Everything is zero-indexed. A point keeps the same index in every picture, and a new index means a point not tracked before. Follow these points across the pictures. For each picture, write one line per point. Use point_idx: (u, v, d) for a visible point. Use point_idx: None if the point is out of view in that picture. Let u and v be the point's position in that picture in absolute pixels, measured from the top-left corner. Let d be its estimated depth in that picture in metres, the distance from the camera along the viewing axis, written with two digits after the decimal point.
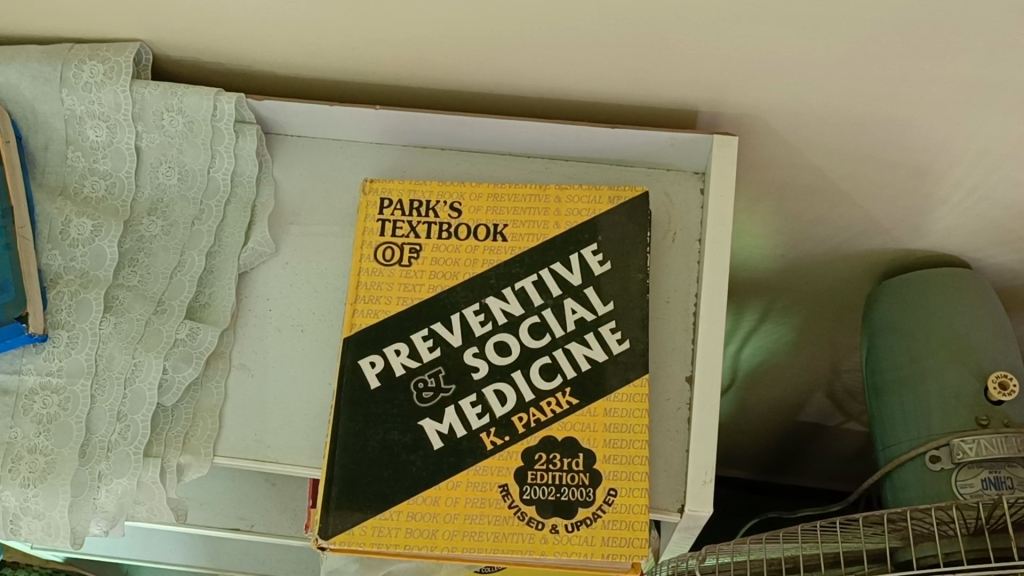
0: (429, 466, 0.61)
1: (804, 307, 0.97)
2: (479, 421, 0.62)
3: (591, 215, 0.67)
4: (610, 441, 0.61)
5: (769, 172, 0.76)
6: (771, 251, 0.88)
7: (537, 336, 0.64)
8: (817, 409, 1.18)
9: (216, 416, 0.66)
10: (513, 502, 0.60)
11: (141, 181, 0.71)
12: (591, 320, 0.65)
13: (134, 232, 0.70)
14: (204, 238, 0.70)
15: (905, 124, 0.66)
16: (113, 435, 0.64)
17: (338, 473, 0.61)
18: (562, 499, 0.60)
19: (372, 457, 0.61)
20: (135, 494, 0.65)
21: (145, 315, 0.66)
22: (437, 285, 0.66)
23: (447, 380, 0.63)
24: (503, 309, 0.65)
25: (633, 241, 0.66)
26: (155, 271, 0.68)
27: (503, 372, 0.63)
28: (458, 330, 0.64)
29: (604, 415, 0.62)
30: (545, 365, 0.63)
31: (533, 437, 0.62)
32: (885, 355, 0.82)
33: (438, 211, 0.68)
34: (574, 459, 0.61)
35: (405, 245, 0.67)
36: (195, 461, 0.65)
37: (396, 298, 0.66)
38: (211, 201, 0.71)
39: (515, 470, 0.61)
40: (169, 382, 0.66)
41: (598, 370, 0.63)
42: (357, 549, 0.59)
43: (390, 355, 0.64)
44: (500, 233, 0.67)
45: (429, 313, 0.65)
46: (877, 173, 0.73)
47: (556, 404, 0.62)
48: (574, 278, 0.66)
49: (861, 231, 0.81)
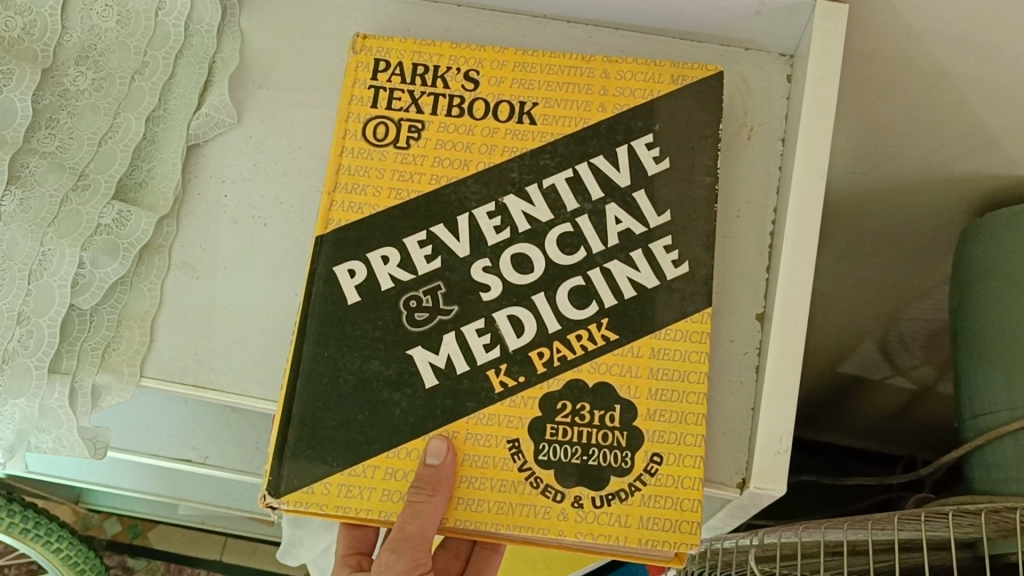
0: (416, 411, 0.47)
1: (874, 242, 0.81)
2: (487, 355, 0.47)
3: (647, 98, 0.51)
4: (656, 392, 0.47)
5: (866, 69, 0.59)
6: (846, 170, 0.72)
7: (569, 251, 0.49)
8: (863, 360, 1.04)
9: (146, 326, 0.51)
10: (526, 464, 0.46)
11: (69, 22, 0.55)
12: (640, 235, 0.49)
13: (56, 85, 0.54)
14: (146, 98, 0.54)
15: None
16: (9, 342, 0.49)
17: (298, 414, 0.47)
18: (590, 464, 0.46)
19: (343, 395, 0.47)
20: (37, 422, 0.50)
21: (60, 192, 0.51)
22: (441, 175, 0.50)
23: (447, 300, 0.48)
24: (526, 212, 0.50)
25: (699, 134, 0.51)
26: (79, 135, 0.53)
27: (519, 295, 0.48)
28: (465, 237, 0.49)
29: (650, 357, 0.47)
30: (577, 289, 0.48)
31: (556, 380, 0.47)
32: (981, 306, 0.67)
33: (447, 81, 0.52)
34: (608, 413, 0.47)
35: (403, 121, 0.51)
36: (117, 383, 0.50)
37: (387, 190, 0.50)
38: (157, 52, 0.55)
39: (530, 423, 0.46)
40: (86, 280, 0.51)
41: (645, 299, 0.48)
42: (315, 512, 0.45)
43: (376, 263, 0.49)
44: (527, 114, 0.51)
45: (430, 213, 0.50)
46: (1009, 81, 0.57)
47: (589, 340, 0.48)
48: (621, 177, 0.50)
49: (968, 149, 0.65)
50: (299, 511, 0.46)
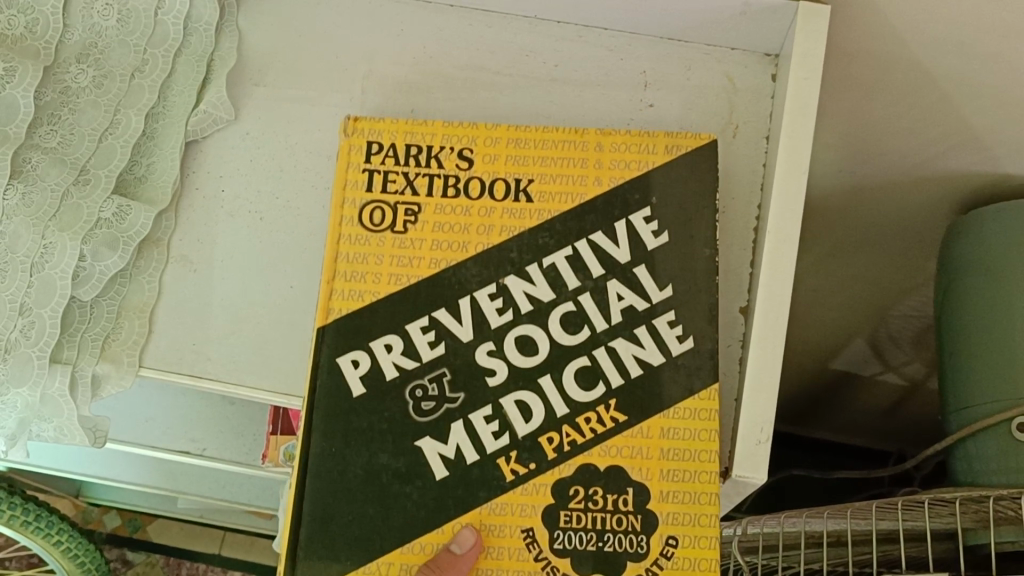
0: (427, 503, 0.45)
1: (862, 239, 0.83)
2: (496, 443, 0.46)
3: (642, 170, 0.49)
4: (668, 473, 0.45)
5: (851, 68, 0.60)
6: (834, 168, 0.73)
7: (573, 330, 0.47)
8: (854, 356, 1.05)
9: (145, 317, 0.52)
10: (541, 554, 0.44)
11: (70, 20, 0.56)
12: (644, 311, 0.47)
13: (57, 82, 0.55)
14: (146, 95, 0.55)
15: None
16: (12, 333, 0.51)
17: (308, 512, 0.45)
18: (606, 551, 0.45)
19: (352, 491, 0.45)
20: (39, 410, 0.51)
21: (62, 186, 0.52)
22: (441, 259, 0.48)
23: (453, 387, 0.46)
24: (528, 293, 0.48)
25: (696, 205, 0.48)
26: (80, 131, 0.54)
27: (526, 377, 0.46)
28: (469, 320, 0.47)
29: (661, 438, 0.46)
30: (583, 369, 0.47)
31: (567, 466, 0.45)
32: (965, 302, 0.68)
33: (441, 160, 0.49)
34: (621, 496, 0.45)
35: (399, 204, 0.49)
36: (115, 371, 0.51)
37: (386, 275, 0.48)
38: (157, 50, 0.56)
39: (544, 510, 0.45)
40: (87, 272, 0.52)
41: (651, 378, 0.46)
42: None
43: (379, 352, 0.47)
44: (523, 191, 0.49)
45: (432, 299, 0.47)
46: (990, 81, 0.58)
47: (598, 423, 0.46)
48: (622, 254, 0.48)
49: (953, 148, 0.66)
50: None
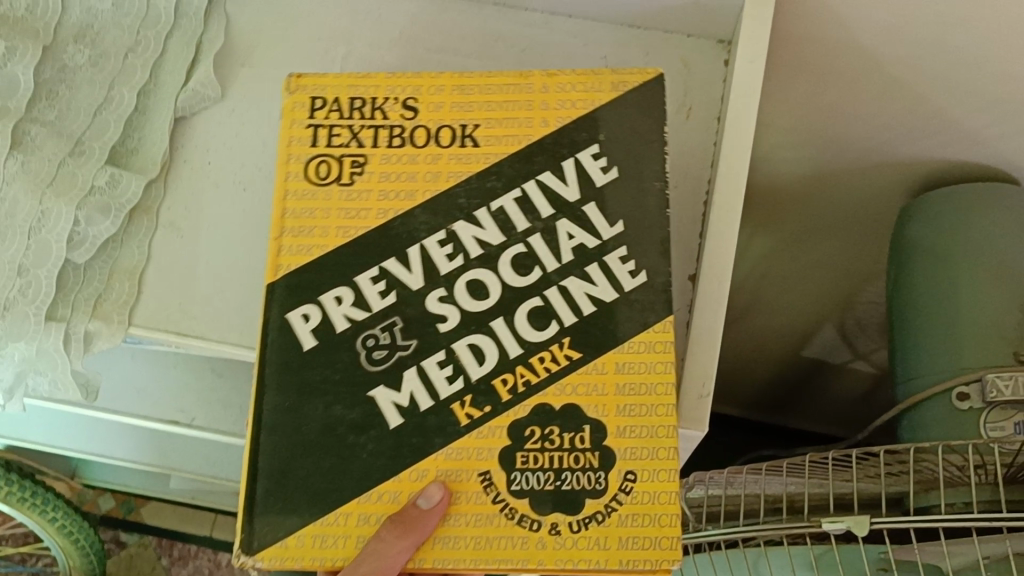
0: (385, 451, 0.46)
1: (825, 225, 0.87)
2: (450, 389, 0.47)
3: (589, 109, 0.51)
4: (624, 409, 0.47)
5: (802, 58, 0.65)
6: (793, 155, 0.77)
7: (524, 272, 0.48)
8: (824, 344, 1.09)
9: (135, 279, 0.56)
10: (500, 495, 0.46)
11: (68, 2, 0.60)
12: (594, 248, 0.49)
13: (56, 61, 0.59)
14: (138, 73, 0.59)
15: (985, 15, 0.55)
16: (11, 292, 0.54)
17: (264, 467, 0.46)
18: (564, 490, 0.46)
19: (309, 443, 0.46)
20: (35, 364, 0.55)
21: (58, 156, 0.56)
22: (388, 209, 0.49)
23: (405, 335, 0.47)
24: (477, 237, 0.49)
25: (644, 140, 0.50)
26: (76, 106, 0.58)
27: (478, 322, 0.48)
28: (418, 268, 0.48)
29: (616, 374, 0.47)
30: (536, 309, 0.48)
31: (523, 407, 0.47)
32: (914, 280, 0.72)
33: (386, 112, 0.51)
34: (578, 434, 0.46)
35: (345, 157, 0.50)
36: (107, 329, 0.55)
37: (335, 229, 0.49)
38: (149, 31, 0.60)
39: (500, 453, 0.46)
40: (81, 236, 0.55)
41: (605, 313, 0.48)
42: (292, 565, 0.46)
43: (330, 304, 0.48)
44: (469, 136, 0.50)
45: (382, 248, 0.49)
46: (930, 71, 0.63)
47: (551, 362, 0.47)
48: (570, 192, 0.49)
49: (901, 134, 0.71)
50: (275, 565, 0.46)
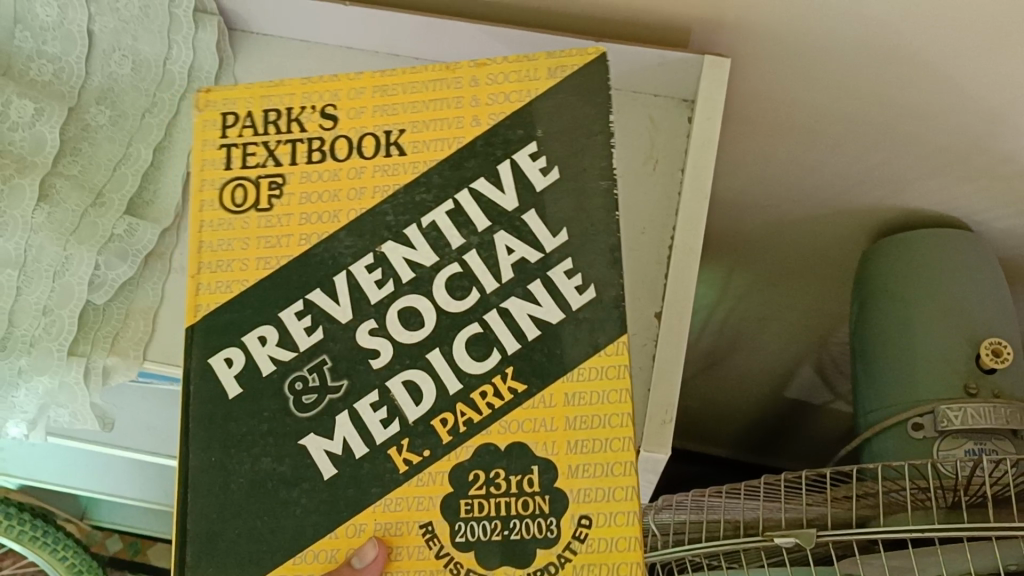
0: (318, 506, 0.41)
1: (796, 268, 0.92)
2: (386, 433, 0.41)
3: (524, 101, 0.44)
4: (576, 445, 0.41)
5: (761, 109, 0.72)
6: (761, 202, 0.83)
7: (460, 295, 0.42)
8: (804, 385, 1.13)
9: (149, 318, 0.62)
10: (443, 549, 0.40)
11: (91, 68, 0.66)
12: (536, 264, 0.42)
13: (79, 120, 0.65)
14: (154, 132, 0.66)
15: (923, 45, 0.61)
16: (37, 330, 0.60)
17: (193, 530, 0.41)
18: (512, 540, 0.40)
19: (237, 504, 0.41)
20: (57, 396, 0.60)
21: (81, 207, 0.62)
22: (311, 234, 0.44)
23: (335, 376, 0.42)
24: (408, 259, 0.43)
25: (586, 133, 0.44)
26: (97, 161, 0.64)
27: (413, 355, 0.42)
28: (345, 298, 0.43)
29: (565, 406, 0.41)
30: (475, 337, 0.42)
31: (465, 448, 0.41)
32: (875, 318, 0.78)
33: (303, 123, 0.45)
34: (526, 476, 0.41)
35: (262, 179, 0.45)
36: (124, 363, 0.60)
37: (255, 260, 0.44)
38: (164, 93, 0.66)
39: (442, 501, 0.41)
40: (100, 280, 0.61)
41: (552, 335, 0.42)
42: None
43: (253, 346, 0.43)
44: (394, 143, 0.44)
45: (303, 278, 0.43)
46: (876, 118, 0.70)
47: (494, 397, 0.41)
48: (508, 201, 0.43)
49: (857, 181, 0.77)
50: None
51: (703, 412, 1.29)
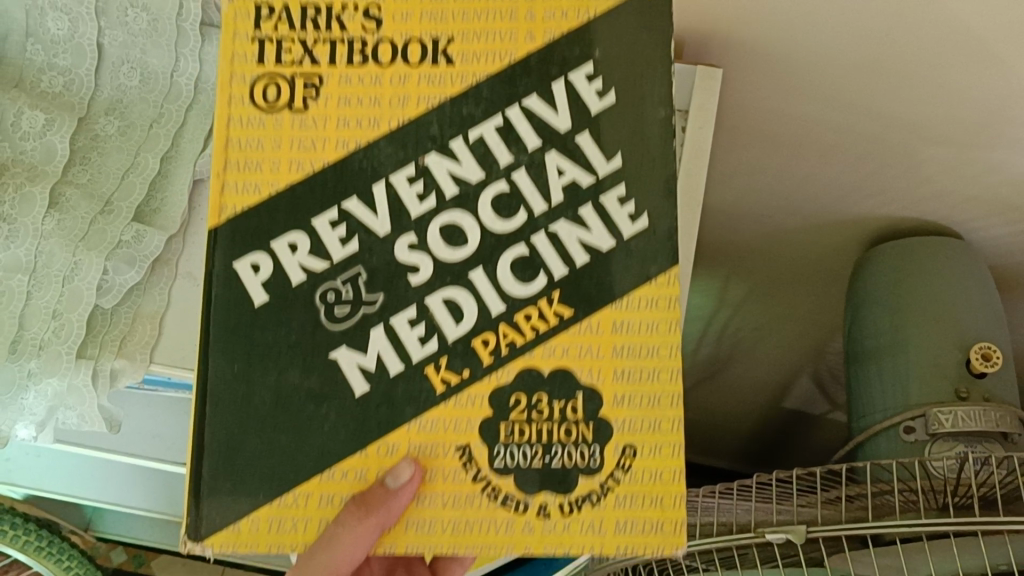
0: (347, 424, 0.42)
1: (791, 278, 0.94)
2: (423, 350, 0.42)
3: (583, 20, 0.44)
4: (620, 372, 0.42)
5: (753, 120, 0.74)
6: (756, 211, 0.85)
7: (507, 215, 0.42)
8: (802, 397, 1.15)
9: (155, 322, 0.64)
10: (478, 471, 0.42)
11: (100, 80, 0.68)
12: (589, 186, 0.43)
13: (89, 130, 0.67)
14: (161, 142, 0.67)
15: (906, 57, 0.63)
16: (46, 332, 0.61)
17: (210, 444, 0.41)
18: (554, 465, 0.42)
19: (266, 417, 0.41)
20: (65, 398, 0.62)
21: (90, 214, 0.64)
22: (348, 138, 0.42)
23: (370, 289, 0.42)
24: (451, 172, 0.42)
25: (648, 60, 0.44)
26: (107, 170, 0.66)
27: (453, 273, 0.42)
28: (385, 211, 0.42)
29: (612, 334, 0.42)
30: (521, 259, 0.42)
31: (506, 370, 0.42)
32: (869, 324, 0.79)
33: (344, 22, 0.43)
34: (569, 402, 0.42)
35: (298, 77, 0.43)
36: (131, 366, 0.62)
37: (286, 162, 0.42)
38: (172, 105, 0.68)
39: (481, 426, 0.42)
40: (109, 285, 0.63)
41: (600, 265, 0.43)
42: (246, 550, 0.42)
43: (283, 253, 0.42)
44: (442, 53, 0.43)
45: (339, 186, 0.42)
46: (865, 129, 0.71)
47: (538, 319, 0.42)
48: (561, 121, 0.43)
49: (848, 192, 0.79)
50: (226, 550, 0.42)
51: (703, 424, 1.30)
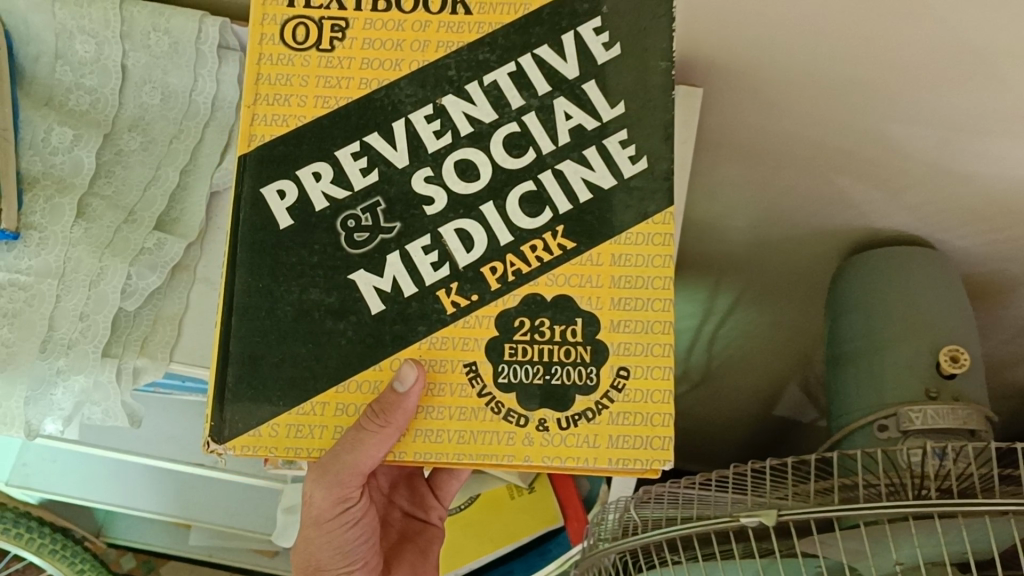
0: (363, 339, 0.46)
1: (777, 286, 0.99)
2: (436, 275, 0.47)
3: None
4: (619, 301, 0.47)
5: (734, 136, 0.79)
6: (740, 223, 0.90)
7: (517, 153, 0.48)
8: (791, 406, 1.19)
9: (175, 324, 0.68)
10: (485, 389, 0.46)
11: (124, 98, 0.73)
12: (593, 130, 0.48)
13: (113, 146, 0.72)
14: (181, 156, 0.73)
15: (870, 75, 0.68)
16: (74, 333, 0.66)
17: (236, 353, 0.47)
18: (553, 383, 0.46)
19: (285, 331, 0.47)
20: (91, 394, 0.66)
21: (115, 224, 0.69)
22: (371, 79, 0.48)
23: (389, 218, 0.47)
24: (467, 113, 0.48)
25: (652, 15, 0.49)
26: (130, 183, 0.71)
27: (467, 206, 0.47)
28: (403, 145, 0.48)
29: (611, 266, 0.47)
30: (529, 194, 0.47)
31: (512, 296, 0.47)
32: (848, 329, 0.84)
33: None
34: (570, 326, 0.46)
35: (325, 20, 0.49)
36: (152, 364, 0.66)
37: (313, 98, 0.48)
38: (191, 123, 0.74)
39: (487, 344, 0.46)
40: (132, 288, 0.67)
41: (603, 201, 0.47)
42: (265, 455, 0.46)
43: (307, 180, 0.48)
44: (460, 4, 0.49)
45: (363, 120, 0.48)
46: (838, 146, 0.76)
47: (544, 251, 0.47)
48: (569, 69, 0.49)
49: (825, 205, 0.84)
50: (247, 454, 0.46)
51: (698, 432, 1.34)
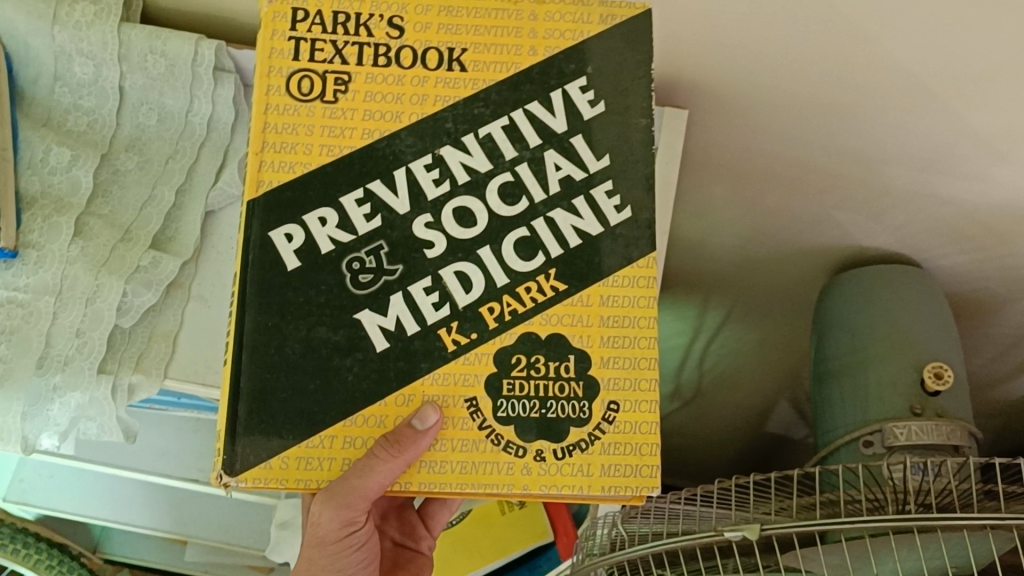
0: (370, 374, 0.47)
1: (765, 304, 1.00)
2: (436, 314, 0.48)
3: (578, 39, 0.51)
4: (608, 339, 0.48)
5: (721, 157, 0.80)
6: (728, 242, 0.92)
7: (511, 201, 0.49)
8: (781, 421, 1.20)
9: (170, 340, 0.69)
10: (484, 423, 0.47)
11: (121, 119, 0.74)
12: (581, 181, 0.50)
13: (111, 166, 0.73)
14: (176, 175, 0.74)
15: (853, 99, 0.69)
16: (70, 350, 0.67)
17: (246, 388, 0.46)
18: (549, 418, 0.47)
19: (293, 365, 0.47)
20: (87, 410, 0.67)
21: (111, 242, 0.70)
22: (373, 129, 0.49)
23: (391, 259, 0.48)
24: (464, 163, 0.49)
25: (632, 76, 0.51)
26: (126, 203, 0.72)
27: (465, 250, 0.48)
28: (404, 192, 0.48)
29: (599, 306, 0.49)
30: (523, 240, 0.49)
31: (508, 335, 0.48)
32: (833, 347, 0.85)
33: (371, 30, 0.50)
34: (563, 363, 0.48)
35: (329, 74, 0.49)
36: (147, 379, 0.68)
37: (319, 146, 0.49)
38: (186, 143, 0.75)
39: (486, 379, 0.47)
40: (128, 306, 0.68)
41: (591, 247, 0.49)
42: (275, 487, 0.46)
43: (313, 225, 0.48)
44: (456, 61, 0.50)
45: (366, 168, 0.48)
46: (823, 167, 0.78)
47: (538, 292, 0.48)
48: (557, 123, 0.50)
49: (811, 225, 0.85)
50: (257, 486, 0.46)
51: (689, 448, 1.35)
